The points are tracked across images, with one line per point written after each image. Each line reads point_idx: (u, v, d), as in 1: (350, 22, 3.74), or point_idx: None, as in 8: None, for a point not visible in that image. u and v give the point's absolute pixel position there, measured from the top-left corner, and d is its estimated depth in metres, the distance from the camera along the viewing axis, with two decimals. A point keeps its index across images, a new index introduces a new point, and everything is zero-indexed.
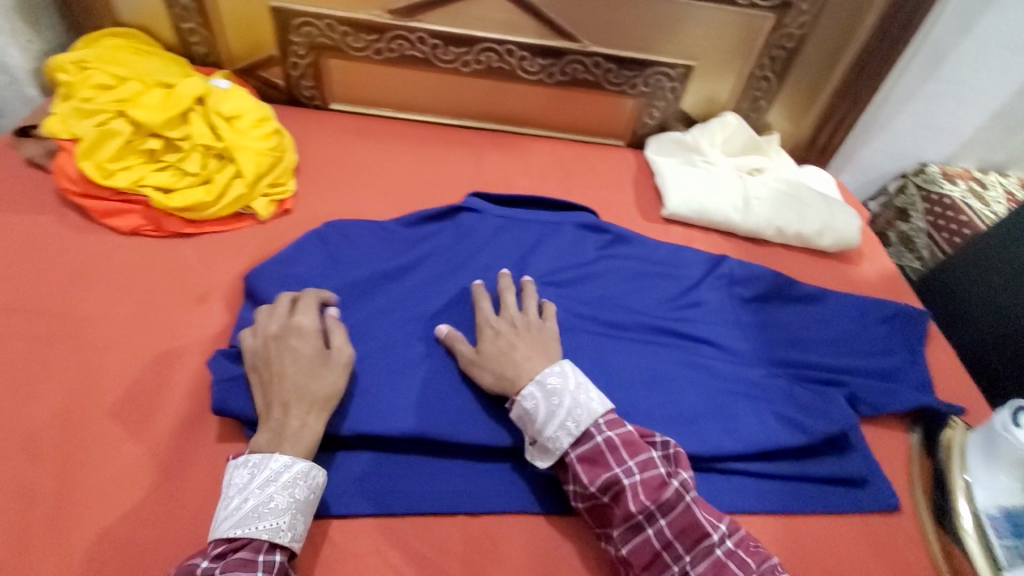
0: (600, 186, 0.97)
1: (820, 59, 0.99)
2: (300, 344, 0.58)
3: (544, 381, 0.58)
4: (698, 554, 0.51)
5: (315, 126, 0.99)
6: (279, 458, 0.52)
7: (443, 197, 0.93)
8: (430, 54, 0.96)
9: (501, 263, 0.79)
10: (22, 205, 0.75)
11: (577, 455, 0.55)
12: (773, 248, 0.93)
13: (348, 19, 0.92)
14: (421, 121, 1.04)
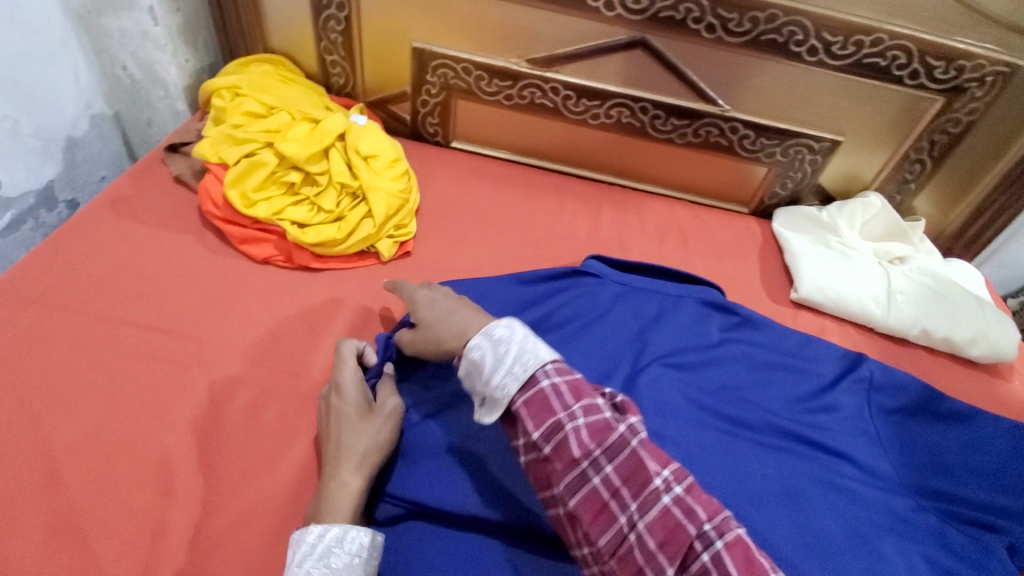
0: (722, 257, 0.92)
1: (986, 147, 0.89)
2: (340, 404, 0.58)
3: (489, 333, 0.52)
4: (644, 499, 0.42)
5: (436, 164, 0.99)
6: (312, 530, 0.50)
7: (561, 248, 0.89)
8: (560, 104, 0.94)
9: (620, 334, 0.74)
10: (167, 221, 0.78)
11: (523, 402, 0.48)
12: (914, 350, 0.85)
13: (485, 64, 0.91)
14: (539, 168, 1.02)
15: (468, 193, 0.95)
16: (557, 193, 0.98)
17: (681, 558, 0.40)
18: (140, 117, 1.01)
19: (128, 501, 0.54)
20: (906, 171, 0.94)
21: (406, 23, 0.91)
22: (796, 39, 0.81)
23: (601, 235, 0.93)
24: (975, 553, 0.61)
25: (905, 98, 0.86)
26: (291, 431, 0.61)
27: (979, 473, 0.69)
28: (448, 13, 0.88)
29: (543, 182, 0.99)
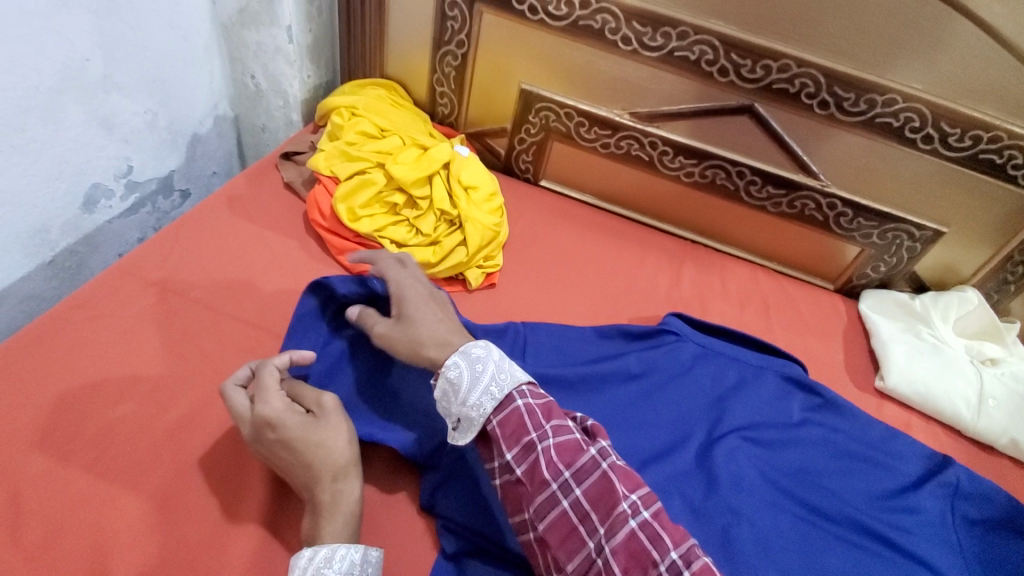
0: (804, 332, 0.89)
1: None
2: (280, 431, 0.51)
3: (468, 351, 0.54)
4: (613, 523, 0.44)
5: (523, 199, 1.01)
6: (302, 555, 0.47)
7: (640, 299, 0.89)
8: (656, 158, 0.95)
9: (697, 400, 0.73)
10: (275, 224, 0.83)
11: (498, 422, 0.51)
12: (1004, 462, 0.80)
13: (587, 111, 0.94)
14: (624, 216, 1.03)
15: (551, 232, 0.96)
16: (640, 244, 0.98)
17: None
18: (256, 121, 1.08)
19: (216, 490, 0.56)
20: (1009, 271, 0.90)
21: (518, 65, 0.95)
22: (911, 126, 0.80)
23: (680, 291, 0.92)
24: None
25: (1020, 198, 0.83)
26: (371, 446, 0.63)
27: None
28: (559, 60, 0.92)
29: (625, 231, 1.00)
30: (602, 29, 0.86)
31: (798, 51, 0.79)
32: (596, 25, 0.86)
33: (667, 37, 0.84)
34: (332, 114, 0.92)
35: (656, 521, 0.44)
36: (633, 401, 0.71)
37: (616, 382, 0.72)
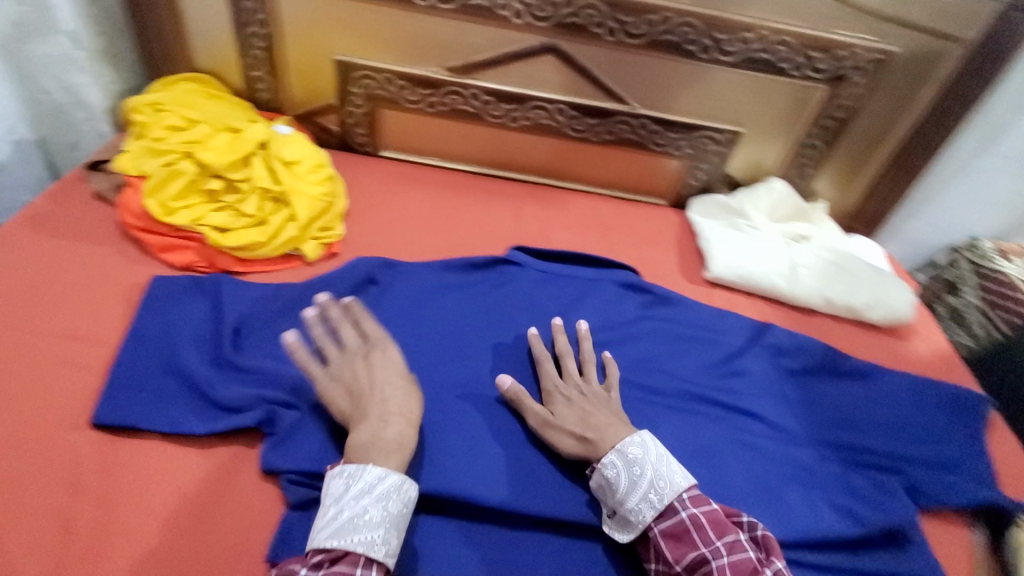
0: (641, 244, 0.97)
1: (873, 129, 0.98)
2: (381, 359, 0.62)
3: (625, 452, 0.58)
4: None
5: (363, 170, 1.02)
6: (374, 470, 0.52)
7: (483, 243, 0.92)
8: (481, 109, 0.98)
9: (539, 320, 0.77)
10: (86, 234, 0.78)
11: (664, 531, 0.55)
12: (819, 319, 0.91)
13: (405, 73, 0.95)
14: (466, 171, 1.06)
15: (395, 195, 0.98)
16: (482, 193, 1.01)
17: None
18: (63, 139, 1.00)
19: (35, 504, 0.54)
20: (803, 156, 1.01)
21: (327, 37, 0.95)
22: (688, 39, 0.88)
23: (525, 229, 0.96)
24: (877, 494, 0.66)
25: (795, 89, 0.93)
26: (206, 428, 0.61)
27: (881, 426, 0.74)
28: (364, 25, 0.93)
29: (468, 184, 1.03)
30: None
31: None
32: None
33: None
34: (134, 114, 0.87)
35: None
36: (477, 331, 0.75)
37: (459, 307, 0.77)
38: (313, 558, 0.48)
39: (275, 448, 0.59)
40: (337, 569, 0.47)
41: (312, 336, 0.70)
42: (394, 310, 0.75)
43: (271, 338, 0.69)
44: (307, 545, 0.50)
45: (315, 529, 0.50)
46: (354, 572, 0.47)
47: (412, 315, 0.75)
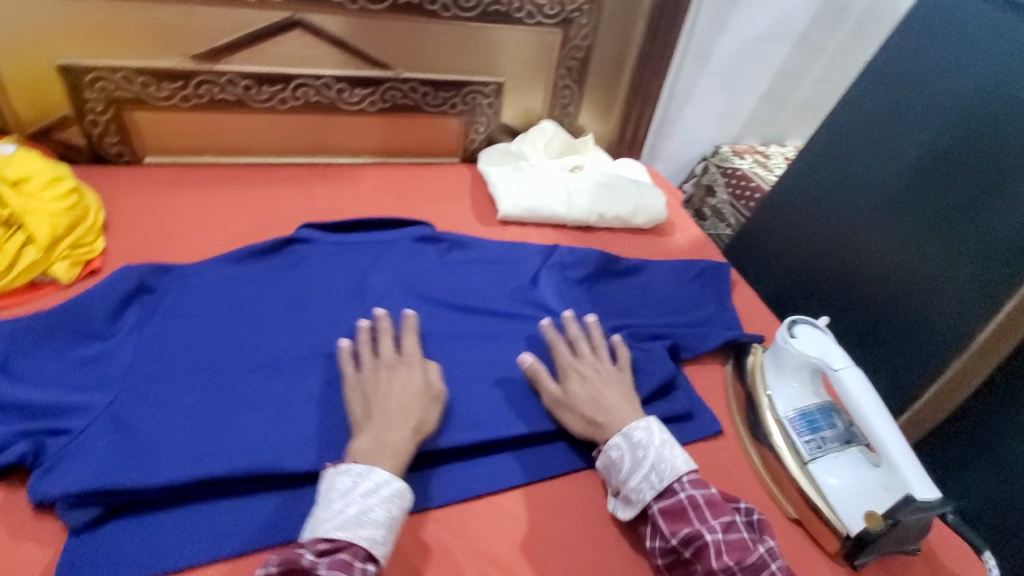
0: (437, 201, 1.01)
1: (609, 62, 1.13)
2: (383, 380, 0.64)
3: (630, 435, 0.63)
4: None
5: (123, 180, 0.93)
6: (381, 473, 0.55)
7: (274, 228, 0.90)
8: (243, 96, 0.95)
9: (336, 287, 0.77)
10: None
11: (660, 508, 0.58)
12: (601, 233, 1.04)
13: (145, 69, 0.88)
14: (247, 164, 1.02)
15: (166, 199, 0.91)
16: (268, 180, 0.98)
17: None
18: None
19: None
20: (561, 97, 1.14)
21: (40, 41, 0.84)
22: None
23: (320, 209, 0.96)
24: (649, 359, 0.77)
25: (536, 36, 1.04)
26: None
27: (649, 307, 0.90)
28: (80, 22, 0.84)
29: (250, 175, 0.99)
30: None
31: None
32: None
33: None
34: None
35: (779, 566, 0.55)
36: (272, 310, 0.73)
37: (248, 291, 0.75)
38: (317, 547, 0.50)
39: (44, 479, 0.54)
40: (341, 558, 0.49)
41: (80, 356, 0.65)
42: (175, 310, 0.70)
43: (25, 367, 0.62)
44: (309, 535, 0.51)
45: (320, 521, 0.52)
46: (356, 563, 0.49)
47: (197, 310, 0.71)
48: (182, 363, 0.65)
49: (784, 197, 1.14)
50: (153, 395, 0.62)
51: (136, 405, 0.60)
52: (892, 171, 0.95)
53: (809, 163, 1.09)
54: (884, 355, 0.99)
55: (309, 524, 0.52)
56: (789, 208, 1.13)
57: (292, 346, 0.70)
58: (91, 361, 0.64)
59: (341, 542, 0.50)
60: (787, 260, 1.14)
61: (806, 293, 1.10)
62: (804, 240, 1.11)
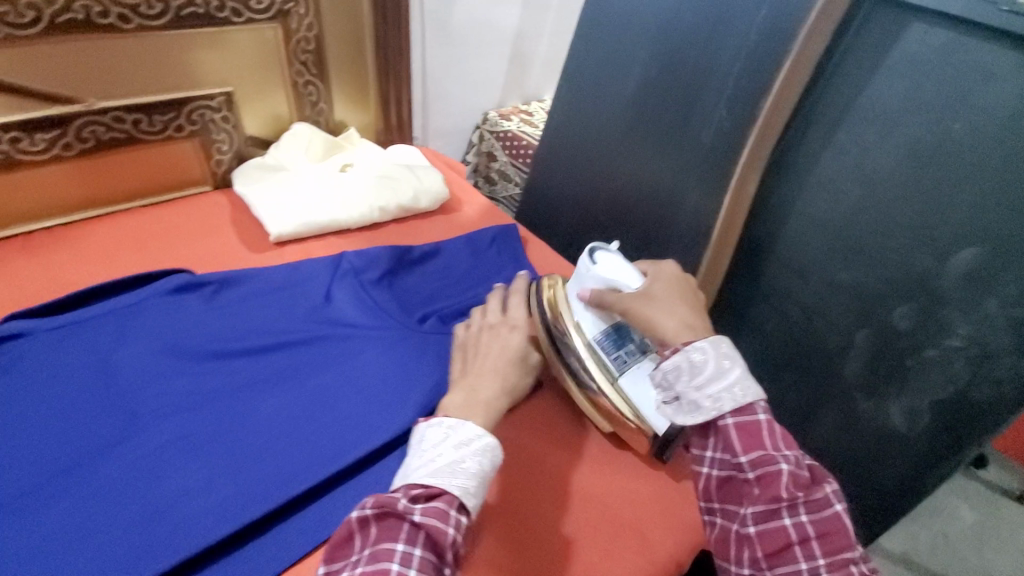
0: (403, 230, 1.05)
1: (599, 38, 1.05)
2: (506, 337, 0.72)
3: (719, 345, 0.58)
4: (818, 516, 0.52)
5: (106, 226, 0.93)
6: (472, 427, 0.57)
7: (250, 262, 0.92)
8: (233, 116, 1.03)
9: (294, 326, 0.81)
10: None
11: (737, 423, 0.55)
12: None
13: (138, 106, 0.91)
14: (229, 198, 1.05)
15: (145, 246, 0.91)
16: (247, 215, 1.01)
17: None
18: None
19: None
20: None
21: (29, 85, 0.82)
22: None
23: (289, 243, 0.97)
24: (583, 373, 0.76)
25: None
26: None
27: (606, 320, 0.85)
28: (71, 65, 0.84)
29: (217, 222, 0.99)
30: (89, 16, 0.82)
31: (299, 6, 1.01)
32: (79, 15, 0.81)
33: (163, 0, 0.87)
34: None
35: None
36: (233, 358, 0.75)
37: (189, 383, 0.71)
38: (411, 491, 0.51)
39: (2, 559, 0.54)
40: (436, 504, 0.50)
41: (41, 418, 0.64)
42: (140, 363, 0.71)
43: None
44: (403, 484, 0.54)
45: (410, 470, 0.55)
46: (450, 510, 0.51)
47: (161, 363, 0.72)
48: (117, 449, 0.63)
49: (776, 209, 0.94)
50: (117, 459, 0.62)
51: (44, 520, 0.57)
52: (872, 237, 0.85)
53: (793, 171, 0.91)
54: (794, 385, 1.01)
55: (400, 477, 0.55)
56: (814, 259, 0.92)
57: (247, 391, 0.72)
58: (52, 422, 0.64)
59: (435, 489, 0.52)
60: (814, 331, 0.95)
61: (808, 371, 0.98)
62: (780, 269, 0.96)
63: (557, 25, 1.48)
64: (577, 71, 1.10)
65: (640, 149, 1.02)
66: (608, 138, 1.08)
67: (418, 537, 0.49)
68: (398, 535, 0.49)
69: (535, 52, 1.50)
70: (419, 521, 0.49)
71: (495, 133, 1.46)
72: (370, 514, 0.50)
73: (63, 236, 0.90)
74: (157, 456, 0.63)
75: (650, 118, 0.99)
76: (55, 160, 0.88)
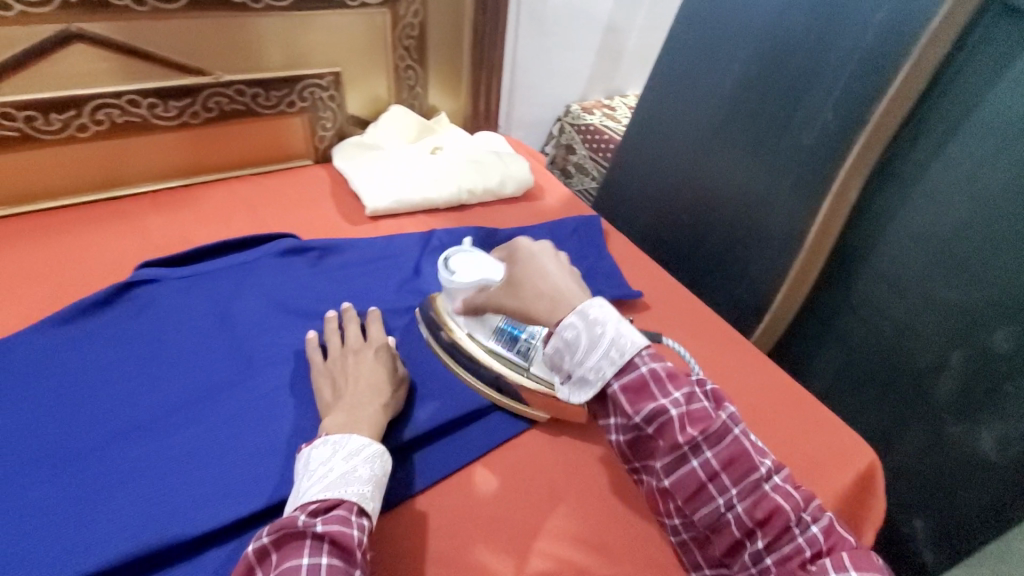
0: (488, 212, 1.08)
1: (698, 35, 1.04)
2: (370, 362, 0.70)
3: (585, 314, 0.56)
4: (719, 449, 0.54)
5: (222, 190, 1.01)
6: (358, 437, 0.59)
7: (348, 233, 0.97)
8: (338, 96, 1.09)
9: (390, 295, 0.86)
10: None
11: (621, 385, 0.55)
12: None
13: (257, 80, 0.98)
14: (329, 173, 1.11)
15: (256, 211, 0.98)
16: (346, 189, 1.07)
17: (781, 533, 0.52)
18: None
19: None
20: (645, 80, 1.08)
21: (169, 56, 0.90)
22: None
23: (382, 218, 1.03)
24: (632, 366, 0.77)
25: None
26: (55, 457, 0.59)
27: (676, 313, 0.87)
28: (205, 40, 0.91)
29: (319, 194, 1.05)
30: None
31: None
32: None
33: None
34: None
35: (787, 485, 0.55)
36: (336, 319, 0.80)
37: (296, 338, 0.76)
38: (308, 509, 0.52)
39: (137, 473, 0.59)
40: (337, 513, 0.52)
41: (171, 356, 0.71)
42: (256, 318, 0.78)
43: (127, 364, 0.69)
44: (296, 507, 0.53)
45: (300, 494, 0.55)
46: (353, 516, 0.52)
47: (272, 319, 0.78)
48: (235, 388, 0.69)
49: (877, 218, 0.91)
50: (234, 398, 0.68)
51: (173, 442, 0.62)
52: (980, 253, 0.80)
53: (899, 178, 0.87)
54: (880, 401, 0.97)
55: (295, 497, 0.55)
56: (914, 272, 0.88)
57: None
58: (179, 361, 0.71)
59: (332, 501, 0.53)
60: (908, 347, 0.91)
61: (897, 389, 0.94)
62: (875, 281, 0.93)
63: (648, 21, 1.48)
64: (672, 68, 1.10)
65: (734, 150, 1.01)
66: (699, 136, 1.07)
67: (322, 547, 0.49)
68: (301, 550, 0.49)
69: (624, 47, 1.50)
70: (320, 533, 0.49)
71: (577, 127, 1.48)
72: (269, 543, 0.49)
73: (185, 196, 0.99)
74: (270, 400, 0.68)
75: (748, 118, 0.98)
76: (184, 126, 0.96)
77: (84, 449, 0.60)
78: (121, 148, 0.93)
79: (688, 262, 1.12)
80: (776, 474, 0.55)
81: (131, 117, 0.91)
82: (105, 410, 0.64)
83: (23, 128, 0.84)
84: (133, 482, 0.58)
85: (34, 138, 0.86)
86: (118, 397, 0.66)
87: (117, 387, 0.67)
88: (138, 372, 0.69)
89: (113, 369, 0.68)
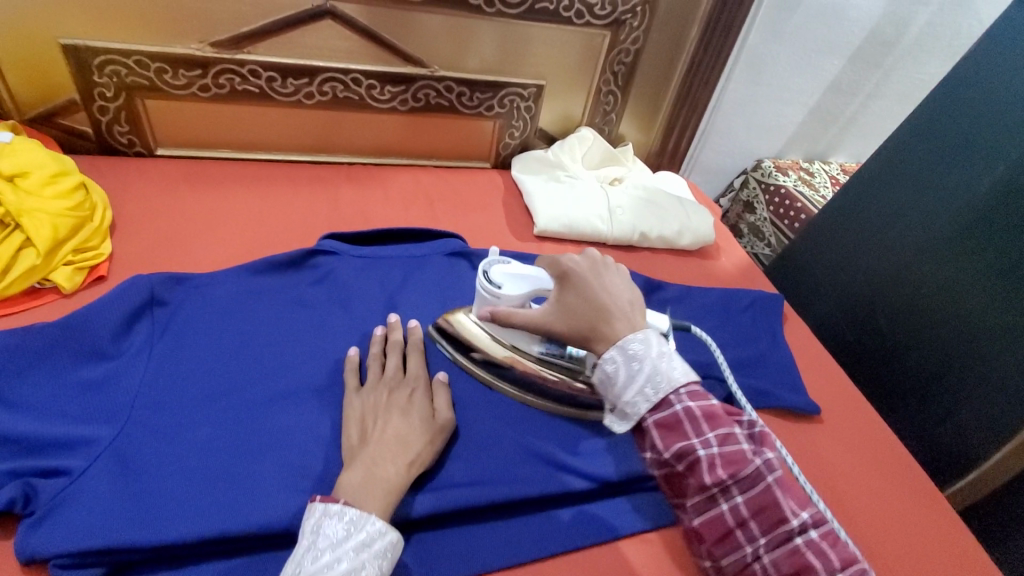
0: (655, 261, 1.00)
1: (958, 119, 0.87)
2: (396, 408, 0.61)
3: (625, 346, 0.53)
4: (749, 494, 0.49)
5: (407, 176, 1.05)
6: (377, 521, 0.49)
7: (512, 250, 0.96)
8: (534, 107, 1.08)
9: None
10: (155, 207, 0.86)
11: (656, 422, 0.51)
12: None
13: (466, 81, 1.00)
14: (504, 181, 1.11)
15: (433, 205, 1.00)
16: (516, 201, 1.06)
17: None
18: None
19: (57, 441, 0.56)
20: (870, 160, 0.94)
21: (398, 45, 0.94)
22: None
23: (547, 240, 1.00)
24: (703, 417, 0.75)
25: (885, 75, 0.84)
26: (218, 396, 0.63)
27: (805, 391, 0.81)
28: (431, 34, 0.94)
29: (492, 201, 1.05)
30: None
31: (635, 19, 1.02)
32: None
33: None
34: (202, 89, 0.91)
35: (826, 542, 0.48)
36: None
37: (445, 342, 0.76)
38: None
39: (281, 439, 0.60)
40: None
41: (333, 328, 0.73)
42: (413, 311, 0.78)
43: (295, 326, 0.72)
44: None
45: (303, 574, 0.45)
46: None
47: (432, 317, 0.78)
48: None
49: None
50: None
51: (321, 420, 0.63)
52: None
53: None
54: None
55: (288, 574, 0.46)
56: None
57: None
58: (339, 335, 0.73)
59: None
60: None
61: None
62: None
63: (880, 88, 1.30)
64: (913, 148, 0.94)
65: (971, 261, 0.85)
66: (930, 234, 0.91)
67: None
68: None
69: (843, 110, 1.34)
70: None
71: (765, 185, 1.35)
72: None
73: (375, 174, 1.03)
74: None
75: (1008, 230, 0.80)
76: (391, 111, 1.01)
77: (245, 397, 0.63)
78: (333, 117, 0.99)
79: (880, 375, 0.98)
80: (816, 529, 0.49)
81: (351, 94, 0.97)
82: (273, 367, 0.67)
83: (264, 86, 0.92)
84: (275, 446, 0.60)
85: (269, 96, 0.94)
86: (281, 355, 0.69)
87: (282, 344, 0.70)
88: (307, 338, 0.71)
89: (283, 326, 0.72)
